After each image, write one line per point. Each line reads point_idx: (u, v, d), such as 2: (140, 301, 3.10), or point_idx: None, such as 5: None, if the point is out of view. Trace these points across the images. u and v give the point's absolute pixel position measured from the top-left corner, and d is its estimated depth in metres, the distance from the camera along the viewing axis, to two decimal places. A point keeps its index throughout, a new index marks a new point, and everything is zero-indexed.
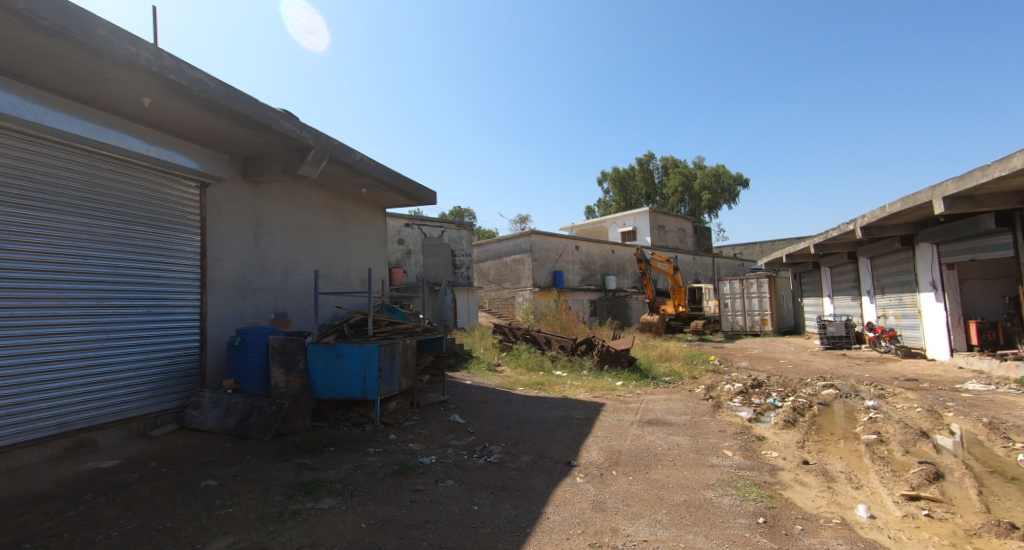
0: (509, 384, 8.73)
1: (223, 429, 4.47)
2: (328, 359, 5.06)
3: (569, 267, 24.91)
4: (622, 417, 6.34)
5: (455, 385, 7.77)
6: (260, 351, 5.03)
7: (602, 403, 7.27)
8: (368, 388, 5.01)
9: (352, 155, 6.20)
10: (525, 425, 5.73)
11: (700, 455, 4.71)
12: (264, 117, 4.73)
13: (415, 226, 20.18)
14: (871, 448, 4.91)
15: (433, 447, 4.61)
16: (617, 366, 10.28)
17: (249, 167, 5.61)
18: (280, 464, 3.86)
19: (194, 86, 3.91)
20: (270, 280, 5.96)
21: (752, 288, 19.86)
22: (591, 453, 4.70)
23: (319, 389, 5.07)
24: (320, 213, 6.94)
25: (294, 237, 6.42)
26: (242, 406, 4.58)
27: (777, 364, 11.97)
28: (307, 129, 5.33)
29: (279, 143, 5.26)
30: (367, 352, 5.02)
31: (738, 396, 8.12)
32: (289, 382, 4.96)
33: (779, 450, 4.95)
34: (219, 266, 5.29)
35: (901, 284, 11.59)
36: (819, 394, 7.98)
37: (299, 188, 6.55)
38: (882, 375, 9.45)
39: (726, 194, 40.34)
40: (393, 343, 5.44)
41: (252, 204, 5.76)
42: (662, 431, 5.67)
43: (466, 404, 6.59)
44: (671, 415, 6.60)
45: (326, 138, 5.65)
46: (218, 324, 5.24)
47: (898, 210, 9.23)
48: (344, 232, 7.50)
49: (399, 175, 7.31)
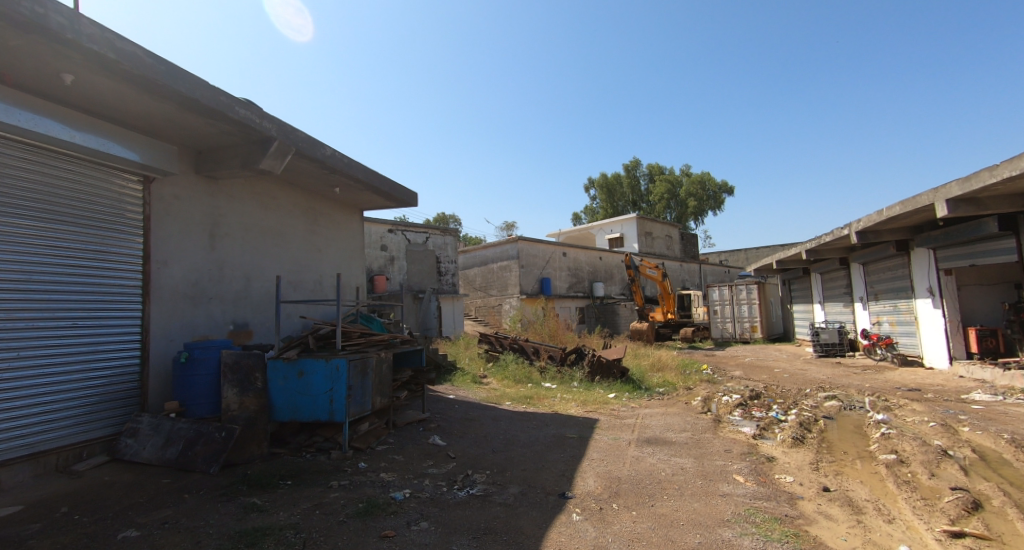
0: (495, 398, 8.16)
1: (162, 460, 3.83)
2: (290, 377, 4.52)
3: (557, 274, 24.49)
4: (618, 436, 5.83)
5: (437, 401, 7.18)
6: (210, 368, 4.38)
7: (596, 420, 6.76)
8: (335, 409, 4.46)
9: (322, 150, 5.65)
10: (513, 447, 5.17)
11: (708, 482, 4.21)
12: (216, 102, 4.16)
13: (398, 232, 19.62)
14: (893, 471, 4.47)
15: (408, 478, 4.03)
16: (609, 377, 9.79)
17: (203, 160, 5.02)
18: (221, 505, 3.24)
19: (123, 60, 3.33)
20: (228, 287, 5.36)
21: (741, 295, 19.61)
22: (587, 481, 4.17)
23: (279, 411, 4.52)
24: (288, 215, 6.38)
25: (257, 241, 5.85)
26: (186, 433, 3.95)
27: (772, 373, 11.62)
28: (270, 119, 4.79)
29: (236, 133, 4.70)
30: (334, 369, 4.48)
31: (738, 409, 7.67)
32: (243, 404, 4.32)
33: (794, 475, 4.48)
34: (167, 271, 4.67)
35: (896, 290, 11.34)
36: (821, 406, 7.58)
37: (263, 187, 5.98)
38: (881, 384, 9.13)
39: (712, 202, 40.53)
40: (365, 357, 4.87)
41: (208, 202, 5.17)
42: (664, 452, 5.16)
43: (448, 423, 6.02)
44: (670, 432, 6.12)
45: (291, 129, 5.10)
46: (165, 337, 4.61)
47: (897, 214, 8.94)
48: (316, 235, 6.95)
49: (375, 173, 6.80)
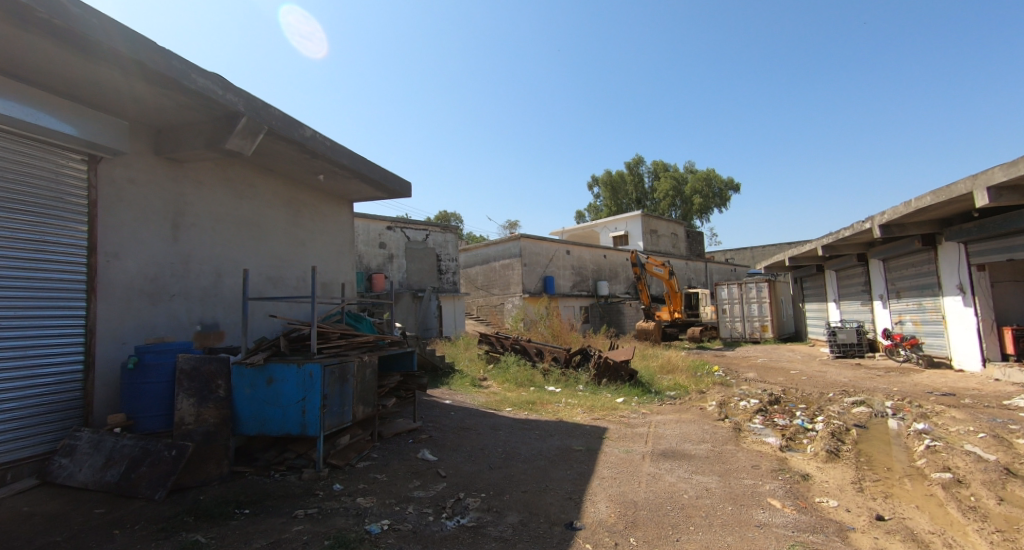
0: (495, 404, 7.57)
1: (100, 485, 3.26)
2: (257, 385, 3.98)
3: (560, 273, 23.86)
4: (629, 448, 5.23)
5: (431, 407, 6.58)
6: (163, 375, 3.78)
7: (604, 428, 6.18)
8: (307, 422, 3.92)
9: (300, 130, 5.09)
10: (513, 463, 4.57)
11: (739, 507, 3.63)
12: (167, 67, 3.61)
13: (397, 229, 19.06)
14: (952, 493, 3.85)
15: (389, 504, 3.45)
16: (616, 380, 9.19)
17: (164, 140, 4.47)
18: (154, 545, 2.67)
19: (39, 6, 2.78)
20: (195, 283, 4.83)
21: (751, 293, 18.95)
22: (599, 507, 3.59)
23: (245, 423, 4.00)
24: (266, 204, 5.83)
25: (231, 232, 5.32)
26: (130, 452, 3.39)
27: (789, 376, 10.99)
28: (237, 94, 4.26)
29: (197, 106, 4.16)
30: (307, 376, 3.94)
31: (758, 415, 7.08)
32: (201, 416, 3.74)
33: (837, 499, 3.86)
34: (119, 264, 4.12)
35: (920, 288, 10.71)
36: (850, 412, 6.97)
37: (238, 173, 5.44)
38: (910, 388, 8.50)
39: (718, 199, 39.79)
40: (345, 362, 4.32)
41: (170, 187, 4.62)
42: (683, 469, 4.56)
43: (441, 433, 5.44)
44: (687, 443, 5.54)
45: (262, 105, 4.54)
46: (116, 339, 4.05)
47: (928, 204, 8.31)
48: (299, 228, 6.42)
49: (362, 159, 6.23)
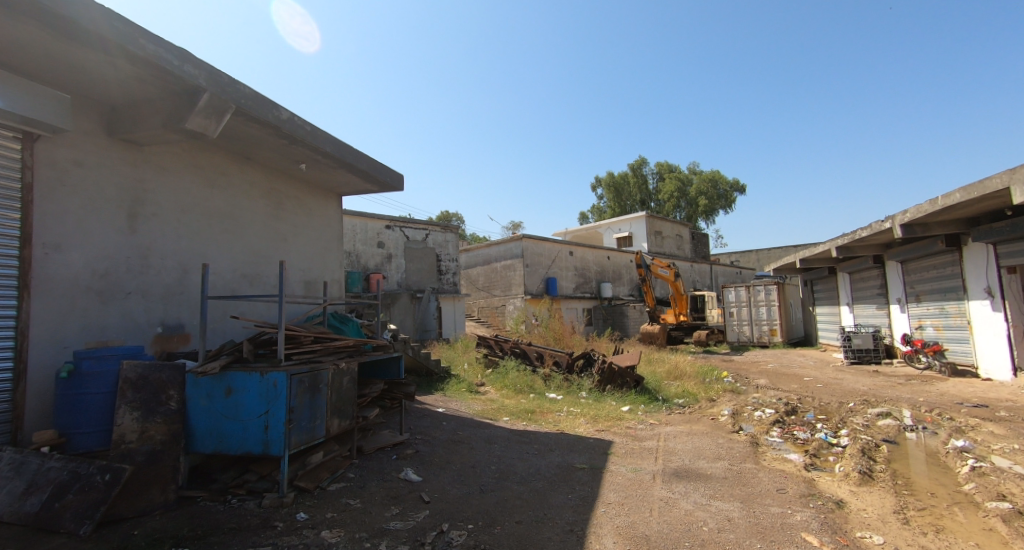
0: (491, 412, 7.04)
1: (14, 517, 2.71)
2: (215, 396, 3.51)
3: (562, 274, 23.35)
4: (637, 467, 4.70)
5: (422, 417, 6.08)
6: (106, 385, 3.28)
7: (609, 441, 5.66)
8: (270, 439, 3.43)
9: (275, 111, 4.60)
10: (507, 484, 4.05)
11: (769, 543, 3.10)
12: (107, 28, 3.12)
13: (396, 228, 18.56)
14: (1016, 529, 3.30)
15: (358, 539, 2.93)
16: (621, 387, 8.65)
17: (118, 118, 3.98)
18: None
19: None
20: (155, 279, 4.36)
21: (759, 296, 18.38)
22: (604, 544, 3.06)
23: (200, 439, 3.52)
24: (240, 194, 5.36)
25: (199, 225, 4.85)
26: (54, 477, 2.85)
27: (803, 383, 10.41)
28: (199, 67, 3.77)
29: (150, 78, 3.67)
30: (271, 386, 3.44)
31: (776, 427, 6.54)
32: (146, 433, 3.23)
33: (882, 533, 3.32)
34: (61, 257, 3.63)
35: (943, 291, 10.16)
36: (876, 426, 6.42)
37: (209, 160, 4.97)
38: (937, 398, 7.93)
39: (723, 201, 39.13)
40: (318, 370, 3.83)
41: (126, 172, 4.14)
42: (699, 493, 4.02)
43: (429, 447, 4.93)
44: (702, 460, 5.01)
45: (230, 81, 4.06)
46: (55, 342, 3.56)
47: (958, 201, 7.75)
48: (280, 221, 5.95)
49: (348, 148, 5.75)
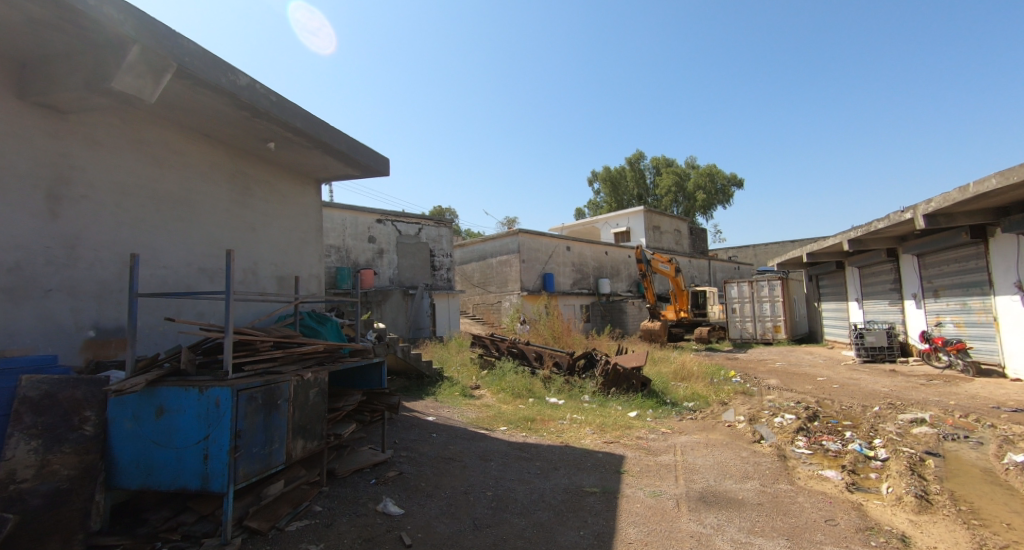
0: (486, 421, 6.35)
1: None
2: (142, 418, 2.83)
3: (560, 269, 22.69)
4: (657, 490, 4.05)
5: (409, 428, 5.41)
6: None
7: (620, 456, 5.01)
8: (210, 472, 2.74)
9: (231, 75, 3.90)
10: (505, 518, 3.39)
11: None
12: None
13: (388, 222, 17.81)
14: None
15: None
16: (627, 391, 8.02)
17: (31, 77, 3.28)
18: None
19: None
20: (86, 272, 3.66)
21: (763, 292, 17.80)
22: None
23: (125, 471, 2.85)
24: (196, 175, 4.65)
25: (145, 209, 4.15)
26: None
27: (818, 383, 9.85)
28: (125, 12, 3.05)
29: (62, 24, 2.96)
30: (212, 406, 2.74)
31: (802, 435, 5.92)
32: (46, 468, 2.51)
33: None
34: None
35: (965, 286, 9.58)
36: (915, 434, 5.80)
37: (158, 134, 4.27)
38: (969, 401, 7.33)
39: (720, 196, 38.58)
40: (276, 384, 3.14)
41: (46, 144, 3.44)
42: (735, 526, 3.37)
43: (415, 467, 4.26)
44: (730, 479, 4.37)
45: (169, 33, 3.36)
46: None
47: (994, 188, 7.09)
48: (247, 209, 5.24)
49: (323, 124, 5.04)
